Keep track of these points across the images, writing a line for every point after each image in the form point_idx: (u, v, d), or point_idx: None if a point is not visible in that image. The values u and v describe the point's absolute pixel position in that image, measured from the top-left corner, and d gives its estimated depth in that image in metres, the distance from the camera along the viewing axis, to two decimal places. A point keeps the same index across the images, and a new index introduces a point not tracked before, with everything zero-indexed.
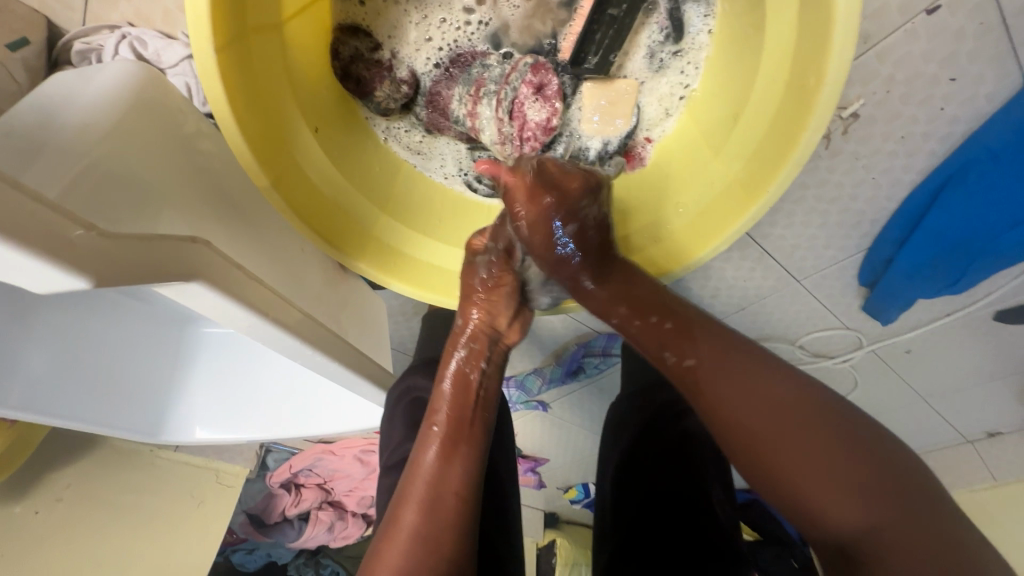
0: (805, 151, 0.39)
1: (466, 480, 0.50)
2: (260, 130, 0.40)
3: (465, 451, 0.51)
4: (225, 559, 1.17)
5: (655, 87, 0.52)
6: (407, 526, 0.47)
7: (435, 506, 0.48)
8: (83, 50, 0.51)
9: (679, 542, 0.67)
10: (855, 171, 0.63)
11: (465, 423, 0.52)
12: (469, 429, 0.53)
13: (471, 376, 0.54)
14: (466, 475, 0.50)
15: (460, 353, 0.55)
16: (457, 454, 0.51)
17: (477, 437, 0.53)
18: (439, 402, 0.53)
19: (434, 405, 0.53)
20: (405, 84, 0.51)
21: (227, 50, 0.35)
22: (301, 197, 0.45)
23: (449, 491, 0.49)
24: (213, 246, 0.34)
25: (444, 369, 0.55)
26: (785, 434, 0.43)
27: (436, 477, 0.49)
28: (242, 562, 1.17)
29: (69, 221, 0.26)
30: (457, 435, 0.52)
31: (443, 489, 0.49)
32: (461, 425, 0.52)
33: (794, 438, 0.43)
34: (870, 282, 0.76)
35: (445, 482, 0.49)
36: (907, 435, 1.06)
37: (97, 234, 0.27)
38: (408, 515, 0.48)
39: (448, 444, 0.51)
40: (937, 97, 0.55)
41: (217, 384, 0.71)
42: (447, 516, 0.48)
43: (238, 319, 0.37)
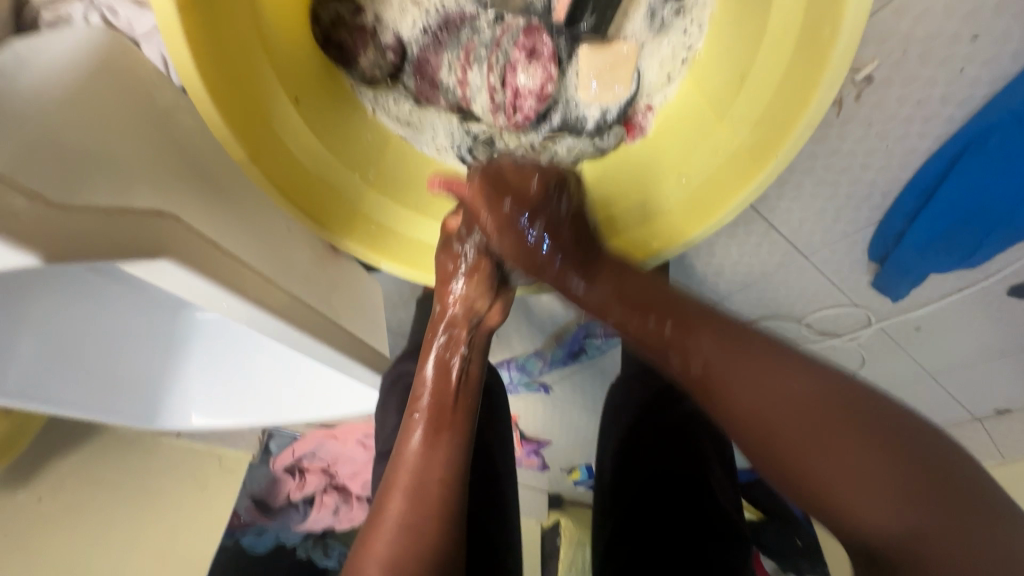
0: (819, 109, 0.36)
1: (450, 467, 0.50)
2: (233, 98, 0.38)
3: (449, 438, 0.51)
4: (234, 542, 1.13)
5: (655, 50, 0.49)
6: (391, 516, 0.47)
7: (420, 489, 0.48)
8: (53, 20, 0.48)
9: (677, 523, 0.65)
10: (868, 139, 0.60)
11: (447, 408, 0.53)
12: (452, 415, 0.53)
13: (451, 361, 0.55)
14: (449, 460, 0.50)
15: (440, 339, 0.55)
16: (441, 441, 0.51)
17: (461, 421, 0.53)
18: (421, 389, 0.54)
19: (416, 392, 0.54)
20: (391, 51, 0.49)
21: (195, 7, 0.33)
22: (281, 172, 0.42)
23: (433, 477, 0.49)
24: (183, 222, 0.32)
25: (425, 356, 0.55)
26: (801, 427, 0.41)
27: (417, 466, 0.49)
28: (252, 544, 1.13)
29: (15, 192, 0.24)
30: (441, 422, 0.52)
31: (427, 477, 0.49)
32: (445, 411, 0.53)
33: (812, 423, 0.40)
34: (881, 257, 0.73)
35: (429, 470, 0.49)
36: (915, 414, 1.04)
37: (47, 207, 0.25)
38: (392, 504, 0.48)
39: (432, 430, 0.52)
40: (957, 57, 0.52)
41: (213, 369, 0.70)
42: (433, 502, 0.48)
43: (216, 299, 0.36)
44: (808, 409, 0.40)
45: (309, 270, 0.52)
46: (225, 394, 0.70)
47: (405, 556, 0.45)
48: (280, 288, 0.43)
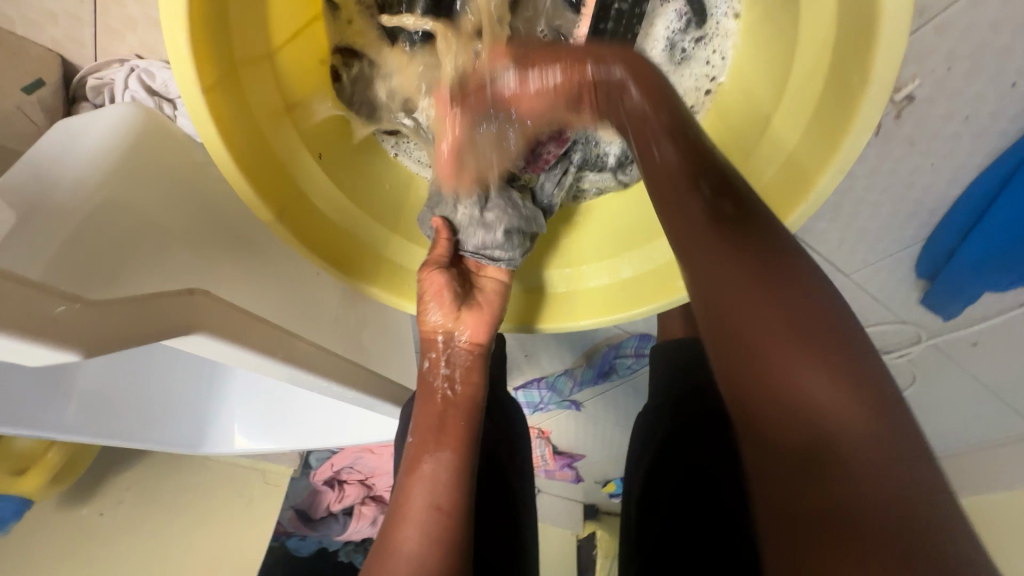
0: (851, 152, 0.34)
1: (457, 488, 0.46)
2: (263, 165, 0.39)
3: (448, 457, 0.47)
4: (283, 545, 1.19)
5: (678, 81, 0.47)
6: (407, 550, 0.43)
7: (426, 517, 0.45)
8: (97, 85, 0.51)
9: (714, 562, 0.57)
10: (912, 157, 0.57)
11: (444, 426, 0.49)
12: (451, 435, 0.48)
13: (443, 382, 0.50)
14: (451, 483, 0.46)
15: (428, 360, 0.51)
16: (441, 464, 0.47)
17: (461, 440, 0.48)
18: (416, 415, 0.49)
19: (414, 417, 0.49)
20: (409, 102, 0.49)
21: (217, 89, 0.34)
22: (312, 228, 0.44)
23: (433, 504, 0.45)
24: (213, 295, 0.34)
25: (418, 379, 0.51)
26: (781, 335, 0.34)
27: (425, 492, 0.46)
28: (297, 547, 1.19)
29: (51, 296, 0.26)
30: (439, 442, 0.48)
31: (436, 503, 0.45)
32: (445, 428, 0.49)
33: (767, 328, 0.34)
34: (930, 274, 0.69)
35: (431, 496, 0.46)
36: (974, 430, 0.98)
37: (80, 305, 0.27)
38: (405, 533, 0.44)
39: (431, 451, 0.48)
40: (1009, 71, 0.48)
41: (253, 398, 0.72)
42: (440, 530, 0.44)
43: (247, 360, 0.37)
44: (765, 279, 0.35)
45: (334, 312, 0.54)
46: (265, 423, 0.73)
47: None
48: (307, 340, 0.44)
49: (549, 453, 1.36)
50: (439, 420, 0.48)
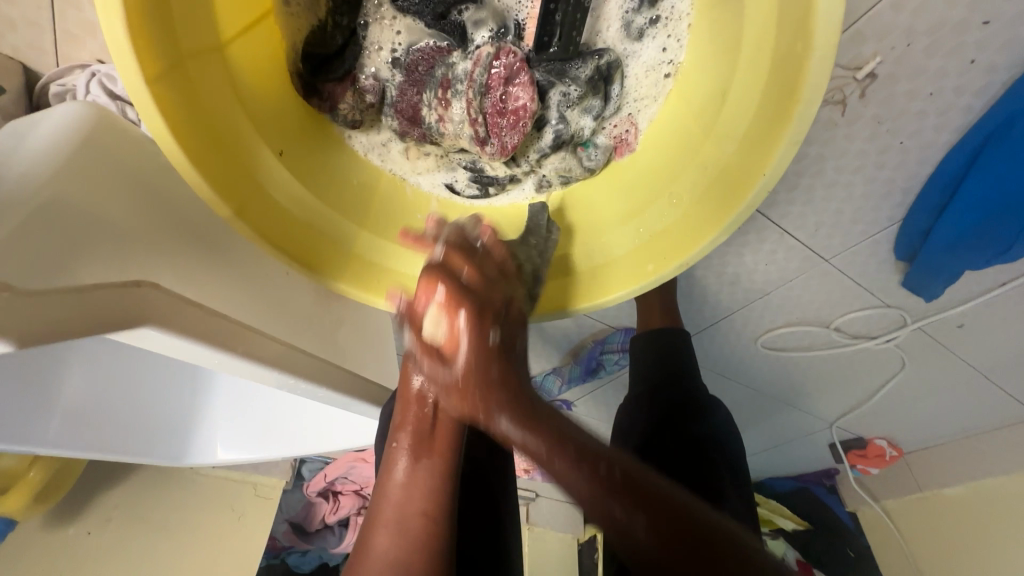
0: (802, 124, 0.34)
1: (435, 493, 0.47)
2: (216, 160, 0.39)
3: (431, 466, 0.48)
4: (281, 560, 1.19)
5: (639, 58, 0.48)
6: (378, 550, 0.45)
7: (409, 521, 0.46)
8: (60, 91, 0.51)
9: None
10: (880, 136, 0.57)
11: (430, 436, 0.50)
12: (434, 441, 0.49)
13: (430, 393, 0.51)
14: (433, 489, 0.47)
15: (418, 375, 0.51)
16: (424, 474, 0.48)
17: (445, 451, 0.49)
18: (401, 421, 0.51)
19: (398, 421, 0.51)
20: (369, 93, 0.49)
21: (160, 83, 0.34)
22: (270, 223, 0.43)
23: (416, 511, 0.46)
24: (161, 287, 0.35)
25: (405, 390, 0.52)
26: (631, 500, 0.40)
27: (400, 495, 0.47)
28: (298, 564, 1.19)
29: None
30: (422, 449, 0.49)
31: (413, 507, 0.46)
32: (431, 438, 0.50)
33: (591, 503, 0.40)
34: (909, 255, 0.69)
35: (413, 500, 0.47)
36: (965, 414, 0.97)
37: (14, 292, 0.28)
38: (380, 538, 0.45)
39: (413, 457, 0.49)
40: (968, 45, 0.48)
41: (235, 407, 0.72)
42: (419, 538, 0.45)
43: (204, 355, 0.38)
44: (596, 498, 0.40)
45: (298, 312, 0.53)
46: (246, 432, 0.72)
47: None
48: (274, 338, 0.44)
49: None
50: (427, 430, 0.50)
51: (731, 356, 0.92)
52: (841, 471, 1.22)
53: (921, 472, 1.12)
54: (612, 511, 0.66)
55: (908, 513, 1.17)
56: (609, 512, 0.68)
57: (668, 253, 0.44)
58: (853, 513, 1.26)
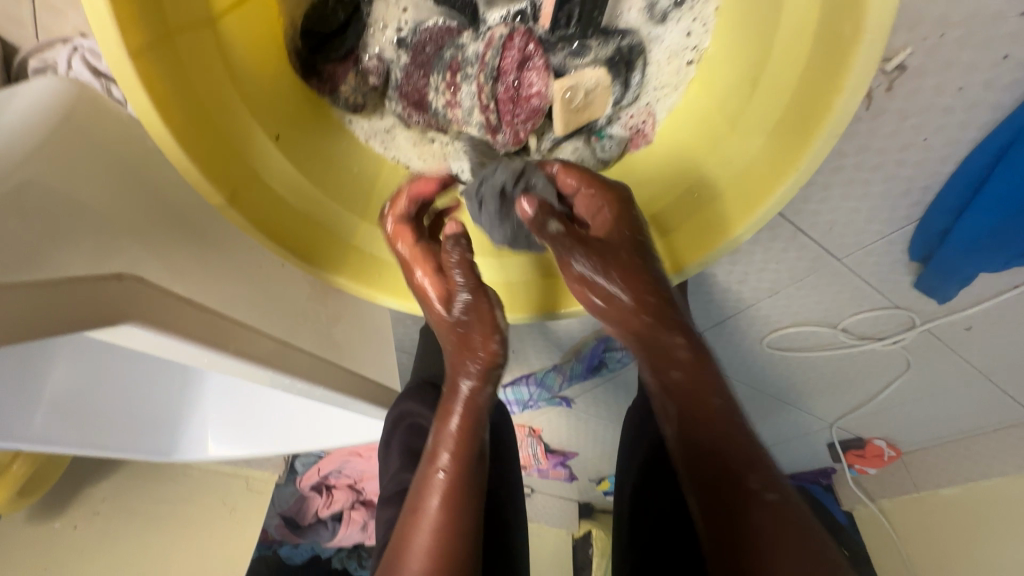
0: (843, 116, 0.32)
1: (468, 528, 0.47)
2: (209, 143, 0.36)
3: (468, 505, 0.47)
4: (273, 552, 1.16)
5: (660, 43, 0.45)
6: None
7: (438, 555, 0.44)
8: (40, 67, 0.48)
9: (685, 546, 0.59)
10: (903, 132, 0.54)
11: (467, 468, 0.49)
12: (470, 475, 0.49)
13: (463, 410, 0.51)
14: (465, 524, 0.47)
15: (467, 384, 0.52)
16: (458, 515, 0.46)
17: (478, 490, 0.49)
18: (440, 445, 0.50)
19: (435, 449, 0.50)
20: (372, 75, 0.47)
21: (146, 55, 0.31)
22: (266, 212, 0.40)
23: (450, 541, 0.45)
24: (146, 280, 0.32)
25: (448, 411, 0.51)
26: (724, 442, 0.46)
27: (436, 526, 0.46)
28: (289, 556, 1.16)
29: None
30: (460, 482, 0.48)
31: (446, 540, 0.45)
32: (468, 474, 0.49)
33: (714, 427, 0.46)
34: (924, 256, 0.67)
35: (448, 535, 0.45)
36: (967, 416, 0.96)
37: None
38: (411, 567, 0.44)
39: (449, 491, 0.48)
40: (1002, 38, 0.46)
41: (226, 403, 0.69)
42: (450, 568, 0.44)
43: (194, 355, 0.35)
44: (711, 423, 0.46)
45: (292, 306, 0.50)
46: (238, 428, 0.69)
47: None
48: (267, 335, 0.41)
49: (541, 452, 1.33)
50: (467, 461, 0.49)
51: (734, 355, 0.90)
52: (838, 470, 1.21)
53: (920, 473, 1.11)
54: (621, 508, 0.69)
55: (904, 514, 1.16)
56: (617, 509, 0.71)
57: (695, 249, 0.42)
58: (849, 513, 1.25)
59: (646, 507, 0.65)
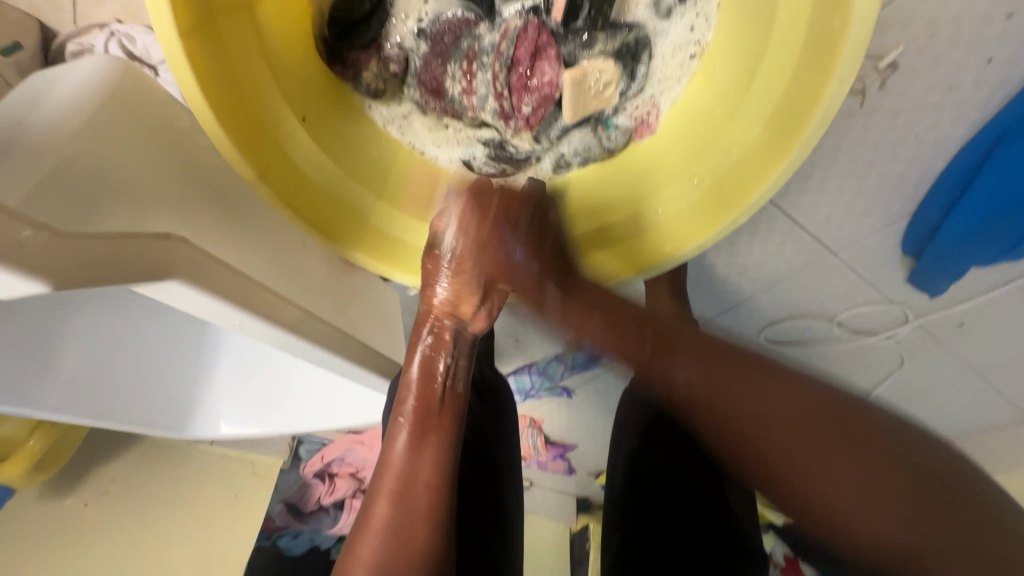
0: (832, 104, 0.35)
1: (435, 468, 0.51)
2: (242, 120, 0.39)
3: (435, 442, 0.52)
4: (270, 543, 1.14)
5: (666, 36, 0.48)
6: (379, 519, 0.50)
7: (404, 495, 0.50)
8: (78, 50, 0.50)
9: (686, 538, 0.62)
10: (896, 128, 0.56)
11: (433, 411, 0.53)
12: (437, 416, 0.53)
13: (438, 363, 0.54)
14: (435, 462, 0.52)
15: (426, 341, 0.54)
16: (424, 451, 0.52)
17: (445, 430, 0.53)
18: (406, 393, 0.53)
19: (401, 395, 0.54)
20: (394, 62, 0.49)
21: (193, 36, 0.34)
22: (291, 187, 0.43)
23: (419, 482, 0.51)
24: (190, 241, 0.35)
25: (408, 364, 0.54)
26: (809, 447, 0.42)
27: (400, 467, 0.51)
28: (287, 547, 1.13)
29: (20, 222, 0.28)
30: (427, 424, 0.53)
31: (414, 480, 0.51)
32: (429, 417, 0.53)
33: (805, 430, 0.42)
34: (916, 251, 0.69)
35: (415, 474, 0.51)
36: (960, 415, 0.98)
37: (50, 234, 0.28)
38: (380, 510, 0.51)
39: (416, 433, 0.52)
40: (989, 38, 0.48)
41: (239, 380, 0.72)
42: (418, 508, 0.50)
43: (228, 315, 0.37)
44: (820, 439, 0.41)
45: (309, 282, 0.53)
46: (251, 405, 0.72)
47: (393, 560, 0.49)
48: (291, 303, 0.44)
49: (540, 444, 1.36)
50: (436, 406, 0.53)
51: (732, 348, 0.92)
52: None
53: None
54: (613, 491, 0.71)
55: None
56: (608, 493, 0.72)
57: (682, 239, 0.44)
58: None
59: (640, 487, 0.67)
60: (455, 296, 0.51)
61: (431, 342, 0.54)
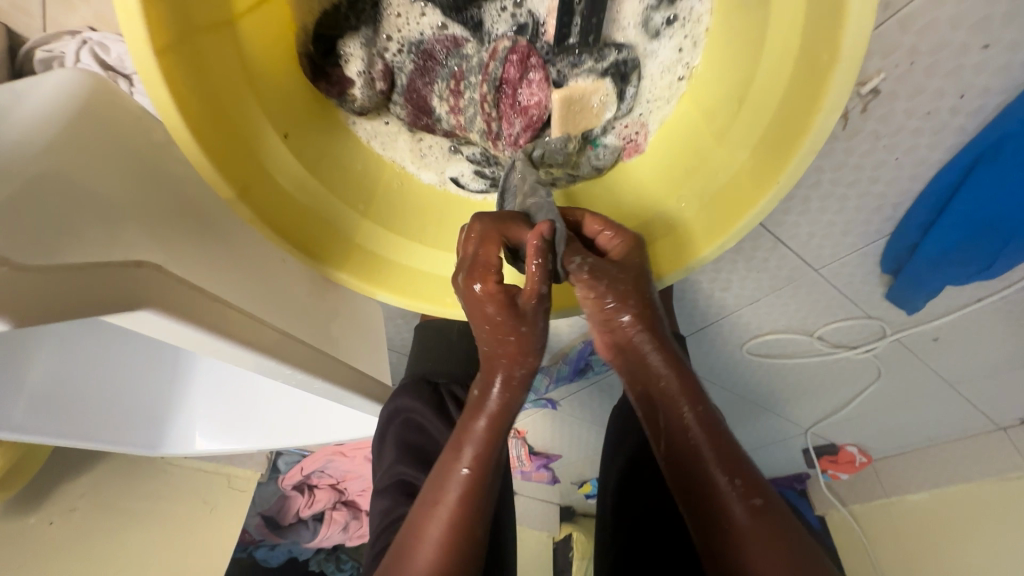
0: (821, 132, 0.35)
1: (481, 523, 0.45)
2: (222, 139, 0.38)
3: (487, 491, 0.45)
4: (248, 554, 1.16)
5: (655, 56, 0.48)
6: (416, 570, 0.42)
7: (450, 543, 0.43)
8: (45, 58, 0.48)
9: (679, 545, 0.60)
10: (877, 152, 0.57)
11: (500, 454, 0.46)
12: (499, 462, 0.46)
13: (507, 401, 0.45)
14: (481, 514, 0.45)
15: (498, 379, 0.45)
16: (478, 497, 0.45)
17: (485, 505, 0.46)
18: (472, 426, 0.46)
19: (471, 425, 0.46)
20: (380, 79, 0.47)
21: (169, 53, 0.33)
22: (274, 207, 0.42)
23: (463, 534, 0.43)
24: (163, 269, 0.33)
25: (459, 438, 0.46)
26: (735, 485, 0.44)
27: (452, 514, 0.44)
28: (265, 558, 1.17)
29: None
30: (486, 471, 0.45)
31: (460, 531, 0.43)
32: (471, 497, 0.45)
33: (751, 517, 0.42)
34: (893, 270, 0.70)
35: (463, 523, 0.44)
36: (934, 424, 1.00)
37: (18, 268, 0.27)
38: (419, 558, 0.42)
39: (476, 479, 0.45)
40: (967, 67, 0.49)
41: (217, 397, 0.70)
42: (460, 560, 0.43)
43: (204, 343, 0.36)
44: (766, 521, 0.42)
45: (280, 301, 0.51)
46: (230, 422, 0.70)
47: None
48: (271, 325, 0.43)
49: (525, 454, 1.35)
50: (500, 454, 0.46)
51: (716, 362, 0.92)
52: (811, 476, 1.26)
53: (889, 478, 1.15)
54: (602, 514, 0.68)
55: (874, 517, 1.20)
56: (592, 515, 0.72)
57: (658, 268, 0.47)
58: (823, 516, 1.29)
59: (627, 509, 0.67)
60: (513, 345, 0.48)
61: (484, 414, 0.45)
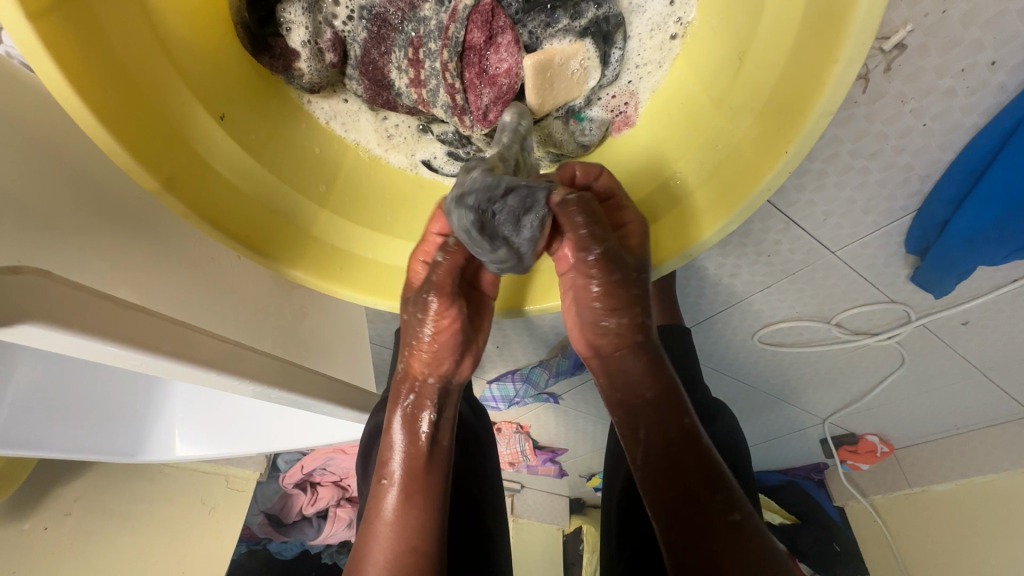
0: (838, 90, 0.29)
1: (426, 534, 0.45)
2: (136, 123, 0.33)
3: (419, 507, 0.46)
4: (262, 547, 1.13)
5: (644, 12, 0.42)
6: None
7: (397, 559, 0.44)
8: None
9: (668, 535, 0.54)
10: (902, 118, 0.48)
11: (417, 472, 0.47)
12: (425, 477, 0.47)
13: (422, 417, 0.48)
14: (425, 526, 0.46)
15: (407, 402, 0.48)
16: (412, 511, 0.46)
17: (431, 492, 0.47)
18: (388, 454, 0.48)
19: (383, 458, 0.48)
20: (329, 50, 0.42)
21: (53, 19, 0.28)
22: (209, 200, 0.37)
23: (408, 546, 0.45)
24: (55, 276, 0.30)
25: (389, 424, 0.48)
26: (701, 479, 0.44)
27: (391, 535, 0.45)
28: (279, 550, 1.14)
29: None
30: (410, 489, 0.47)
31: (402, 549, 0.44)
32: (414, 483, 0.47)
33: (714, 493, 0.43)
34: (920, 249, 0.61)
35: (405, 539, 0.45)
36: (963, 413, 0.92)
37: None
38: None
39: (401, 499, 0.46)
40: (1011, 12, 0.40)
41: (194, 401, 0.65)
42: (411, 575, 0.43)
43: (127, 358, 0.33)
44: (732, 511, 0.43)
45: (226, 306, 0.46)
46: (208, 427, 0.65)
47: None
48: (212, 336, 0.39)
49: (529, 449, 1.30)
50: (416, 470, 0.47)
51: (724, 351, 0.85)
52: (831, 467, 1.18)
53: (913, 469, 1.07)
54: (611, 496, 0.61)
55: (895, 509, 1.13)
56: (606, 508, 0.64)
57: (659, 255, 0.42)
58: (840, 507, 1.23)
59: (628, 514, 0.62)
60: (434, 359, 0.47)
61: (408, 391, 0.48)
